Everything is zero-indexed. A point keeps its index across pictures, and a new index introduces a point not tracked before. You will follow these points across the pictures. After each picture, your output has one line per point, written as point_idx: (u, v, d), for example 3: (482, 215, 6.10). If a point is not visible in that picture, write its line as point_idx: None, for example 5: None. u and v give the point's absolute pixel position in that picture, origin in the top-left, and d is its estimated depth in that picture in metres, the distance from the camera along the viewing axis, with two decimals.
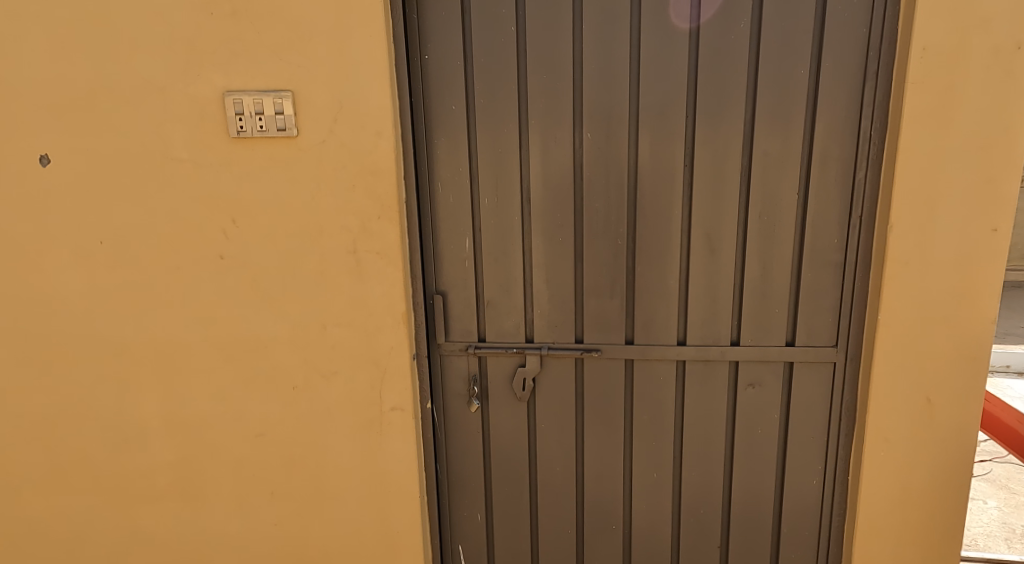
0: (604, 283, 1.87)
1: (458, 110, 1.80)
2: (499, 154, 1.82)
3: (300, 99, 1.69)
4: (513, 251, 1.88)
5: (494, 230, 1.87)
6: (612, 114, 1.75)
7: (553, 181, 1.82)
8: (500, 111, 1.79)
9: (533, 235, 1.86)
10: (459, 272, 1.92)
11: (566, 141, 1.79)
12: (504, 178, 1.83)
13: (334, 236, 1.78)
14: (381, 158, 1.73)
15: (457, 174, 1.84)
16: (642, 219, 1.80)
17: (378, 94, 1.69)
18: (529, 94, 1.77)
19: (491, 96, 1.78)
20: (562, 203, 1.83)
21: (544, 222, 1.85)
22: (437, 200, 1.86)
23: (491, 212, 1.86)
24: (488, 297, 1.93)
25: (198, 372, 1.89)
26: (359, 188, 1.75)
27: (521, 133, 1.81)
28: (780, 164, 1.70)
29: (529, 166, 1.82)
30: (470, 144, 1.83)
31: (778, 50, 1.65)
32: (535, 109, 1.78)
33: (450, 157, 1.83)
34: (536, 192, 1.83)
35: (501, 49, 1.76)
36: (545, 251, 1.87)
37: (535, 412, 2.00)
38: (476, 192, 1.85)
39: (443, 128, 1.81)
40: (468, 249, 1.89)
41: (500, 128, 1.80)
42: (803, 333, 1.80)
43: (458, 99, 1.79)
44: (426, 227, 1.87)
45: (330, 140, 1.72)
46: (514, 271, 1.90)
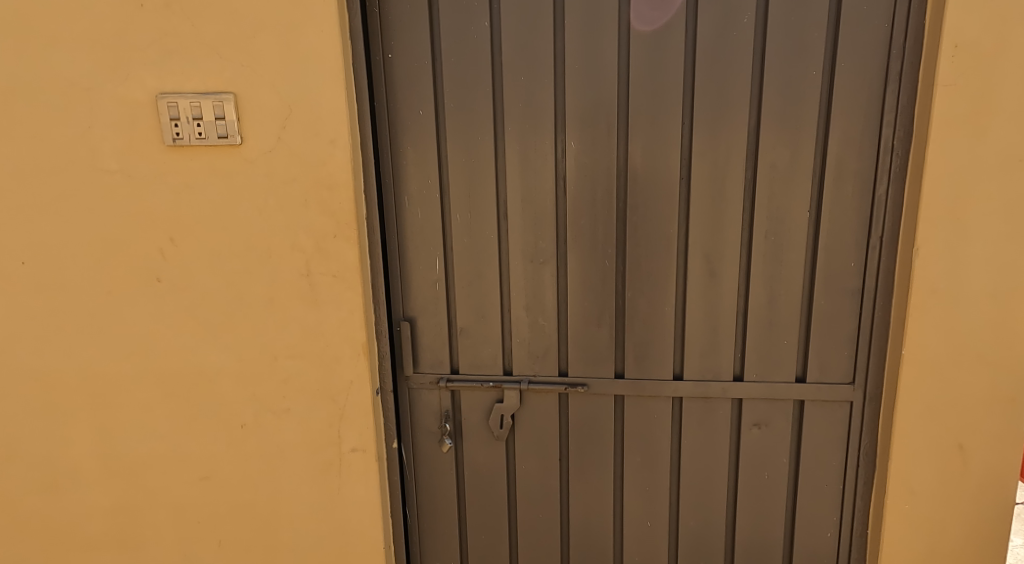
0: (591, 311, 1.66)
1: (426, 116, 1.60)
2: (471, 165, 1.62)
3: (244, 102, 1.49)
4: (488, 274, 1.68)
5: (467, 250, 1.67)
6: (599, 120, 1.55)
7: (533, 197, 1.61)
8: (472, 117, 1.59)
9: (511, 256, 1.66)
10: (428, 296, 1.72)
11: (546, 151, 1.58)
12: (478, 192, 1.63)
13: (284, 256, 1.58)
14: (336, 169, 1.53)
15: (425, 187, 1.64)
16: (633, 238, 1.60)
17: (331, 98, 1.49)
18: (505, 98, 1.57)
19: (462, 100, 1.58)
20: (543, 221, 1.62)
21: (523, 242, 1.65)
22: (404, 216, 1.66)
23: (464, 230, 1.66)
24: (462, 324, 1.73)
25: (134, 409, 1.68)
26: (312, 203, 1.55)
27: (497, 142, 1.61)
28: (789, 178, 1.49)
29: (506, 179, 1.61)
30: (440, 154, 1.63)
31: (788, 48, 1.44)
32: (511, 115, 1.58)
33: (418, 169, 1.63)
34: (513, 208, 1.63)
35: (473, 47, 1.56)
36: (525, 274, 1.66)
37: (515, 453, 1.79)
38: (447, 207, 1.65)
39: (409, 136, 1.62)
40: (438, 271, 1.69)
41: (473, 136, 1.60)
42: (815, 369, 1.59)
43: (426, 103, 1.60)
44: (391, 246, 1.68)
45: (279, 149, 1.52)
46: (490, 296, 1.70)
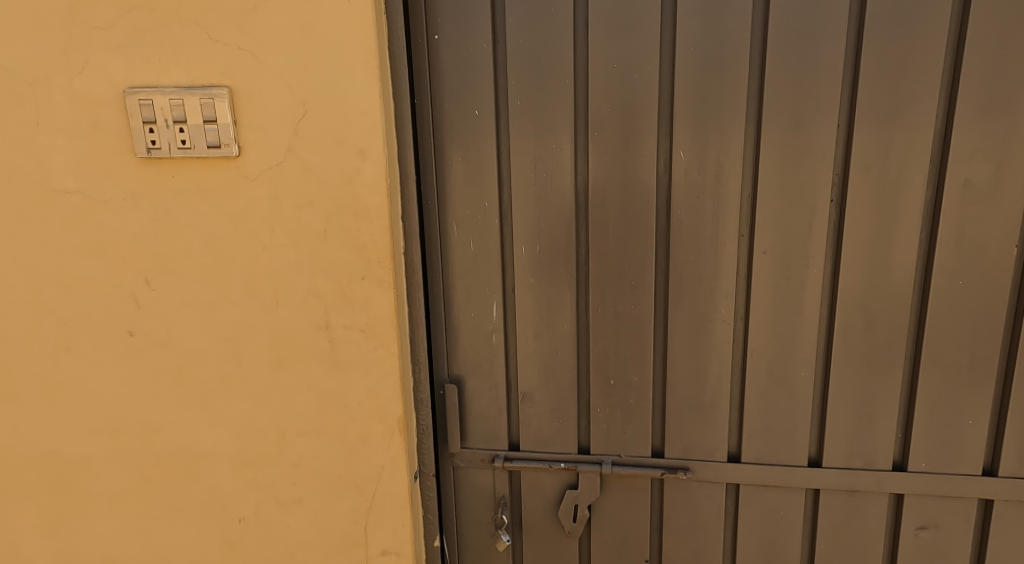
0: (698, 375, 1.27)
1: (484, 120, 1.22)
2: (544, 185, 1.23)
3: (242, 99, 1.11)
4: (562, 325, 1.30)
5: (535, 294, 1.29)
6: (721, 124, 1.15)
7: (624, 227, 1.23)
8: (547, 120, 1.20)
9: (592, 300, 1.28)
10: (483, 351, 1.34)
11: (646, 166, 1.20)
12: (551, 217, 1.25)
13: (297, 302, 1.20)
14: (366, 189, 1.14)
15: (482, 212, 1.26)
16: (761, 281, 1.20)
17: (362, 94, 1.10)
18: (592, 97, 1.18)
19: (535, 98, 1.20)
20: (638, 258, 1.24)
21: (610, 284, 1.26)
22: (453, 250, 1.29)
23: (532, 269, 1.28)
24: (525, 388, 1.35)
25: (100, 498, 1.30)
26: (333, 233, 1.16)
27: (578, 154, 1.22)
28: (990, 203, 1.10)
29: (590, 201, 1.23)
30: (503, 170, 1.25)
31: (1000, 23, 1.05)
32: (600, 119, 1.19)
33: (473, 188, 1.25)
34: (599, 241, 1.25)
35: (550, 27, 1.17)
36: (611, 325, 1.28)
37: (590, 552, 1.40)
38: (509, 237, 1.28)
39: (463, 146, 1.24)
40: (495, 318, 1.32)
41: (547, 148, 1.22)
42: (1010, 458, 1.19)
43: (484, 103, 1.21)
44: (435, 287, 1.31)
45: (290, 161, 1.13)
46: (563, 352, 1.31)
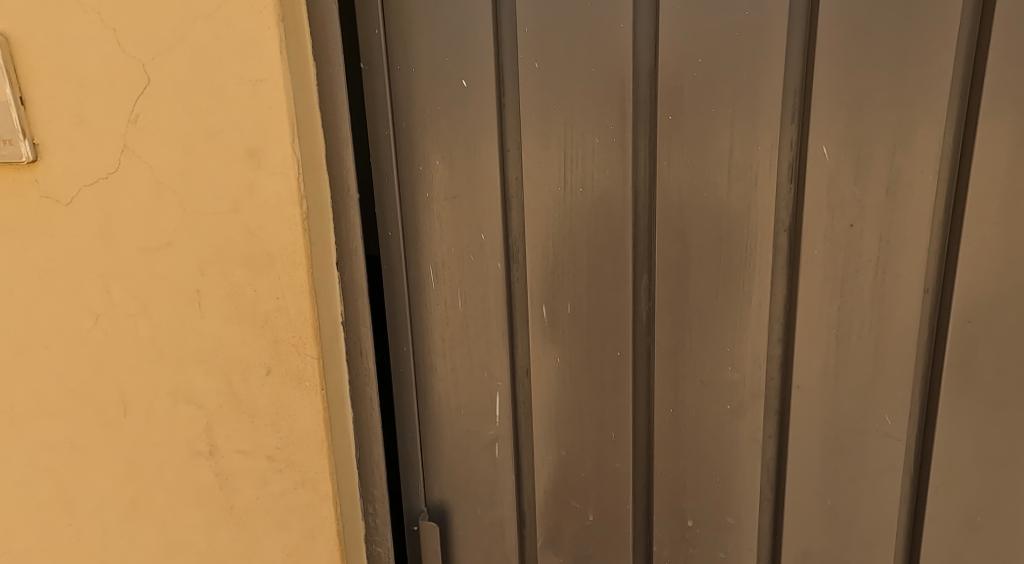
0: (836, 517, 0.76)
1: (479, 97, 0.73)
2: (578, 205, 0.74)
3: (33, 60, 0.62)
4: (610, 432, 0.80)
5: (563, 382, 0.80)
6: (901, 98, 0.65)
7: (714, 275, 0.73)
8: (589, 96, 0.71)
9: (661, 394, 0.78)
10: (482, 469, 0.84)
11: (756, 173, 0.69)
12: (592, 259, 0.75)
13: (159, 413, 0.70)
14: (263, 217, 0.64)
15: (475, 250, 0.77)
16: (960, 372, 0.69)
17: (250, 48, 0.61)
18: (664, 54, 0.69)
19: (568, 59, 0.71)
20: (739, 329, 0.74)
21: (689, 368, 0.76)
22: (432, 310, 0.80)
23: (559, 342, 0.78)
24: (549, 527, 0.85)
25: None
26: (210, 296, 0.67)
27: (639, 155, 0.73)
28: None
29: (660, 233, 0.73)
30: (511, 179, 0.76)
31: None
32: (675, 93, 0.69)
33: (463, 211, 0.76)
34: (672, 298, 0.75)
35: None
36: (690, 434, 0.78)
37: None
38: (522, 291, 0.78)
39: (445, 142, 0.75)
40: (500, 420, 0.82)
41: (585, 143, 0.72)
42: None
43: (479, 68, 0.72)
44: (404, 369, 0.82)
45: (130, 170, 0.64)
46: (610, 474, 0.81)
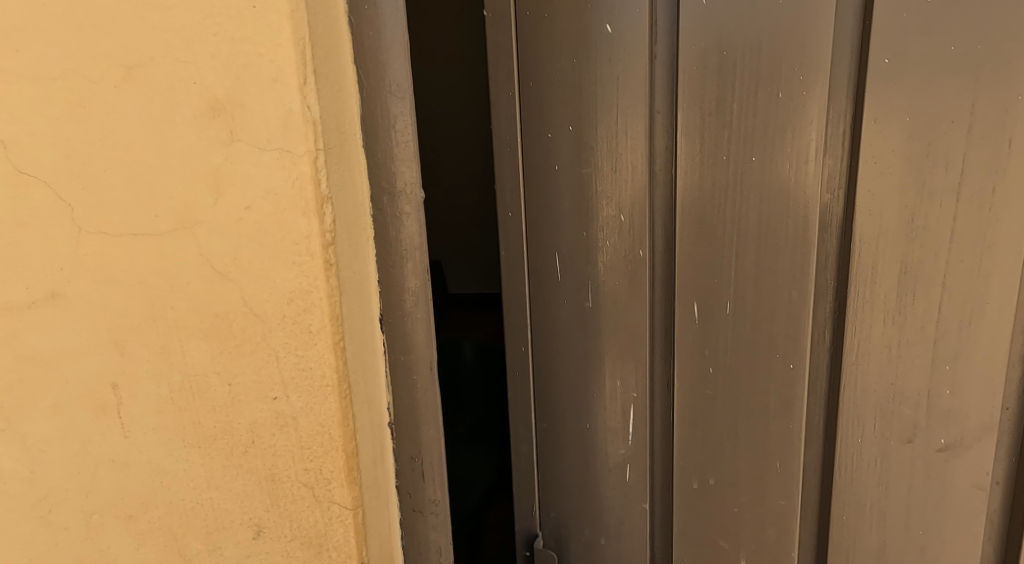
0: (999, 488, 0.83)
1: (642, 98, 0.80)
2: (779, 203, 0.79)
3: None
4: (791, 407, 0.84)
5: (712, 369, 0.86)
6: None
7: (934, 267, 0.77)
8: (785, 81, 0.75)
9: (854, 379, 0.82)
10: (613, 430, 0.92)
11: (1007, 164, 0.73)
12: (774, 239, 0.80)
13: (107, 529, 0.61)
14: (233, 243, 0.53)
15: (659, 258, 0.86)
16: None
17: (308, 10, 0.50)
18: (872, 50, 0.73)
19: (773, 45, 0.75)
20: (927, 307, 0.79)
21: (904, 357, 0.80)
22: (562, 287, 0.89)
23: (729, 318, 0.84)
24: (722, 496, 0.90)
25: None
26: (187, 337, 0.55)
27: (837, 146, 0.77)
28: None
29: (858, 213, 0.77)
30: (659, 175, 0.83)
31: None
32: (887, 93, 0.74)
33: (623, 211, 0.84)
34: (865, 274, 0.79)
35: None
36: (885, 421, 0.83)
37: None
38: (705, 265, 0.83)
39: (608, 141, 0.83)
40: (628, 391, 0.90)
41: (773, 125, 0.77)
42: None
43: (637, 63, 0.79)
44: (562, 334, 0.90)
45: (49, 214, 0.55)
46: (786, 448, 0.86)
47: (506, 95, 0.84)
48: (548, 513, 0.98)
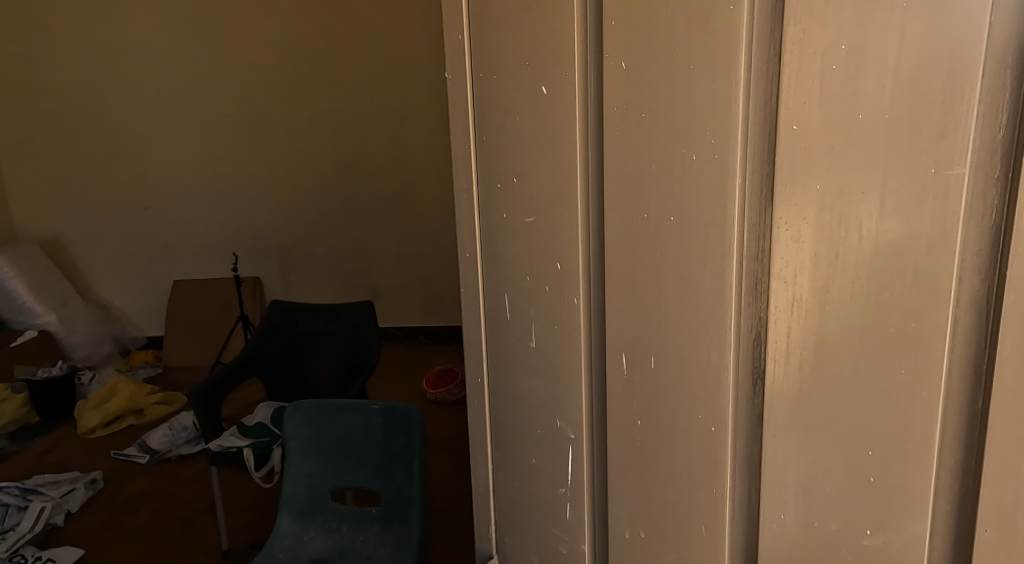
0: (900, 474, 0.94)
1: (564, 191, 1.13)
2: (688, 232, 1.00)
3: None
4: (709, 421, 1.06)
5: (632, 392, 1.13)
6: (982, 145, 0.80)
7: (820, 298, 0.93)
8: (707, 151, 0.96)
9: (746, 397, 1.03)
10: (554, 434, 1.25)
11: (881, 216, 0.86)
12: (689, 291, 1.03)
13: None
14: None
15: (580, 297, 1.17)
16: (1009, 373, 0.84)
17: None
18: (784, 118, 0.89)
19: (692, 125, 0.96)
20: (823, 333, 0.94)
21: (807, 369, 0.96)
22: (517, 331, 1.25)
23: (654, 353, 1.09)
24: (634, 498, 1.18)
25: None
26: None
27: (749, 197, 0.95)
28: None
29: (748, 264, 0.98)
30: (590, 244, 1.13)
31: None
32: (799, 150, 0.89)
33: (558, 272, 1.17)
34: (764, 310, 0.97)
35: (732, 10, 0.90)
36: (763, 442, 1.02)
37: None
38: (632, 316, 1.10)
39: (554, 212, 1.15)
40: (558, 425, 1.24)
41: (699, 181, 0.98)
42: None
43: (569, 164, 1.11)
44: (515, 362, 1.27)
45: None
46: (696, 456, 1.09)
47: (484, 190, 1.24)
48: (506, 529, 1.39)
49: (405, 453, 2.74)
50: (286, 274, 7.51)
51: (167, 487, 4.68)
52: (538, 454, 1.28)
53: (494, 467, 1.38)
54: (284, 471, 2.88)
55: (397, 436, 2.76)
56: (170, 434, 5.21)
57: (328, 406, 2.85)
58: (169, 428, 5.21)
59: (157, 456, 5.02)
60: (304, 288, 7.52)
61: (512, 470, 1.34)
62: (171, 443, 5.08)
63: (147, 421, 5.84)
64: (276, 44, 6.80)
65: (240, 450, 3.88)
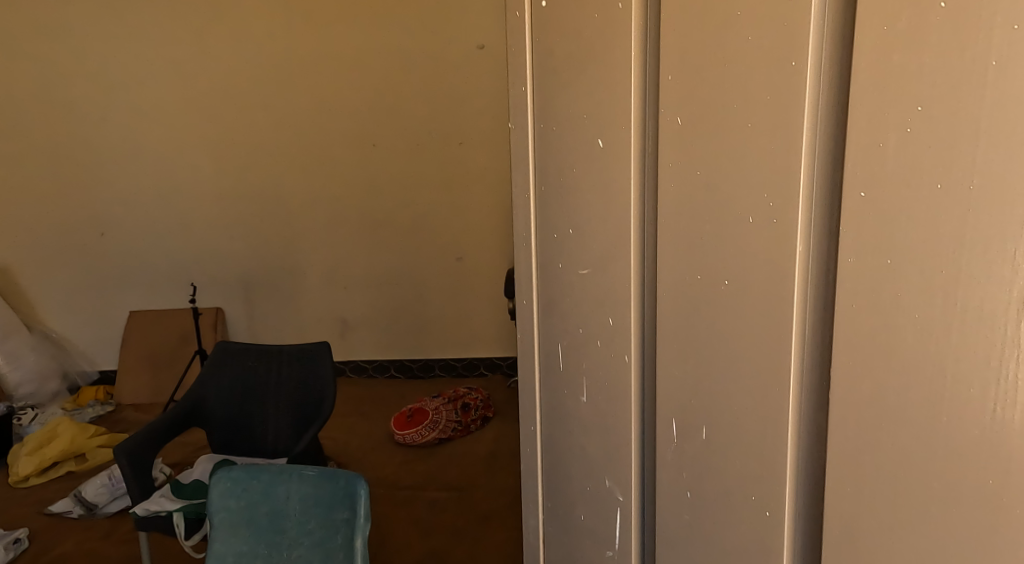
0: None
1: (619, 255, 1.22)
2: (743, 289, 1.04)
3: None
4: (760, 487, 1.08)
5: (683, 447, 1.18)
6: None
7: (889, 376, 0.88)
8: (775, 218, 0.98)
9: (806, 467, 1.02)
10: (600, 485, 1.35)
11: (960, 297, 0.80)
12: (738, 357, 1.07)
13: None
14: None
15: (630, 344, 1.24)
16: None
17: None
18: (850, 185, 0.88)
19: (757, 191, 0.99)
20: (890, 412, 0.89)
21: (871, 451, 0.92)
22: (569, 386, 1.36)
23: (701, 412, 1.14)
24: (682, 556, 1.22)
25: None
26: None
27: (821, 263, 0.94)
28: None
29: (815, 334, 0.97)
30: (646, 306, 1.21)
31: None
32: (866, 220, 0.87)
33: (608, 332, 1.27)
34: (829, 380, 0.96)
35: (794, 66, 0.92)
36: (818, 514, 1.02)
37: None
38: (675, 380, 1.17)
39: (608, 273, 1.24)
40: (607, 481, 1.33)
41: (762, 247, 1.00)
42: None
43: (624, 230, 1.20)
44: (567, 411, 1.38)
45: None
46: (744, 522, 1.11)
47: (546, 245, 1.37)
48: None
49: (346, 526, 2.51)
50: (250, 306, 7.33)
51: (101, 546, 4.41)
52: (587, 503, 1.38)
53: (548, 515, 1.51)
54: (210, 547, 2.61)
55: (338, 508, 2.52)
56: (106, 484, 4.87)
57: (263, 470, 2.61)
58: (105, 477, 4.89)
59: (93, 512, 4.75)
60: (267, 321, 7.34)
61: (559, 499, 1.45)
62: (109, 494, 4.80)
63: (87, 467, 5.54)
64: (249, 72, 6.69)
65: (169, 514, 3.82)
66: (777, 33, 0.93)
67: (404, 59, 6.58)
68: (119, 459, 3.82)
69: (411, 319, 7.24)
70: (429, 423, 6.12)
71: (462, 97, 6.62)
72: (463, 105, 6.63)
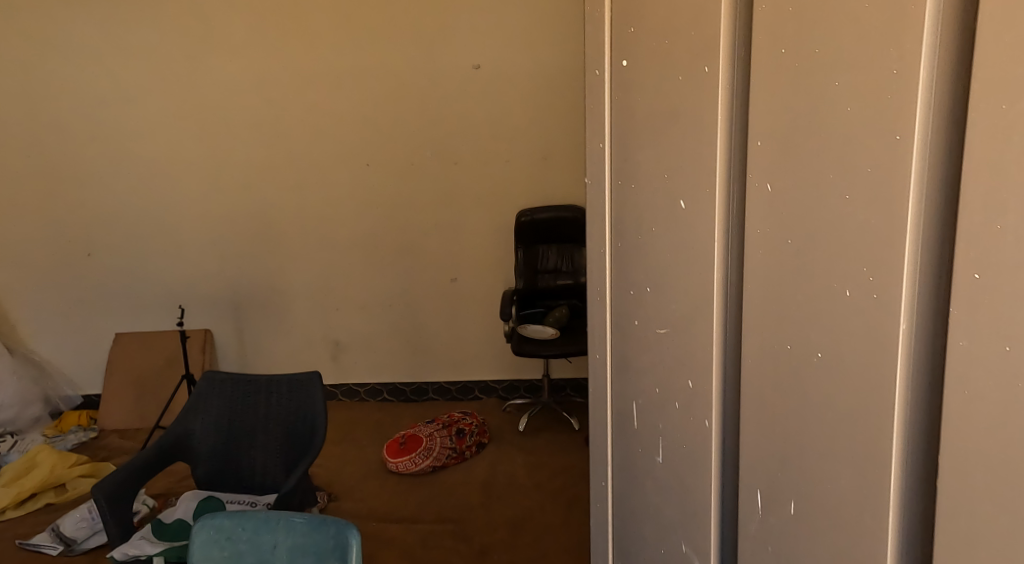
0: None
1: (696, 317, 1.18)
2: (840, 367, 0.94)
3: None
4: None
5: (771, 530, 1.09)
6: None
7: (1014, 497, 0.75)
8: (885, 288, 0.86)
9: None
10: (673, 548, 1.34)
11: None
12: (831, 438, 0.96)
13: None
14: None
15: (709, 410, 1.20)
16: None
17: None
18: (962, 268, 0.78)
19: (861, 258, 0.88)
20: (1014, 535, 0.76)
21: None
22: (643, 442, 1.38)
23: (791, 494, 1.05)
24: None
25: None
26: None
27: (935, 347, 0.83)
28: None
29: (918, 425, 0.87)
30: (726, 370, 1.16)
31: None
32: (984, 309, 0.76)
33: (681, 394, 1.25)
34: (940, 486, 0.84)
35: (897, 141, 0.83)
36: None
37: None
38: (755, 451, 1.11)
39: (684, 335, 1.22)
40: (680, 544, 1.32)
41: (870, 322, 0.88)
42: None
43: (702, 293, 1.16)
44: (642, 467, 1.41)
45: None
46: None
47: (621, 303, 1.40)
48: None
49: None
50: (240, 331, 7.15)
51: None
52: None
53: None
54: None
55: (330, 559, 2.34)
56: (87, 518, 4.67)
57: (250, 518, 2.46)
58: (86, 511, 4.70)
59: (72, 547, 4.51)
60: (257, 343, 7.16)
61: (637, 552, 1.48)
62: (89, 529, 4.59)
63: (66, 498, 5.30)
64: (241, 91, 6.56)
65: (149, 558, 3.61)
66: (876, 111, 0.84)
67: (400, 80, 6.49)
68: (97, 498, 3.63)
69: (404, 342, 7.10)
70: (423, 450, 5.94)
71: (459, 118, 6.54)
72: (461, 130, 6.56)
